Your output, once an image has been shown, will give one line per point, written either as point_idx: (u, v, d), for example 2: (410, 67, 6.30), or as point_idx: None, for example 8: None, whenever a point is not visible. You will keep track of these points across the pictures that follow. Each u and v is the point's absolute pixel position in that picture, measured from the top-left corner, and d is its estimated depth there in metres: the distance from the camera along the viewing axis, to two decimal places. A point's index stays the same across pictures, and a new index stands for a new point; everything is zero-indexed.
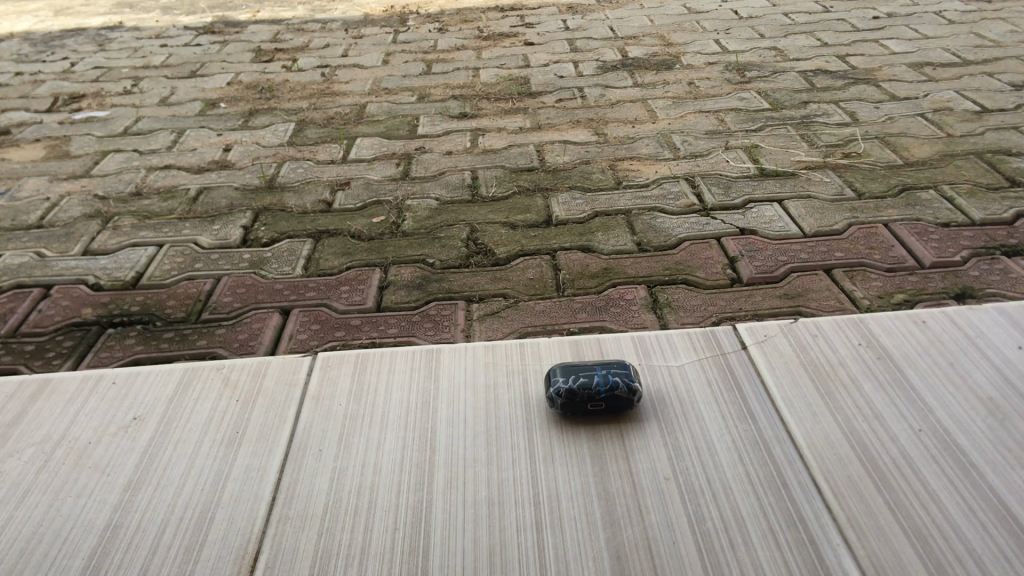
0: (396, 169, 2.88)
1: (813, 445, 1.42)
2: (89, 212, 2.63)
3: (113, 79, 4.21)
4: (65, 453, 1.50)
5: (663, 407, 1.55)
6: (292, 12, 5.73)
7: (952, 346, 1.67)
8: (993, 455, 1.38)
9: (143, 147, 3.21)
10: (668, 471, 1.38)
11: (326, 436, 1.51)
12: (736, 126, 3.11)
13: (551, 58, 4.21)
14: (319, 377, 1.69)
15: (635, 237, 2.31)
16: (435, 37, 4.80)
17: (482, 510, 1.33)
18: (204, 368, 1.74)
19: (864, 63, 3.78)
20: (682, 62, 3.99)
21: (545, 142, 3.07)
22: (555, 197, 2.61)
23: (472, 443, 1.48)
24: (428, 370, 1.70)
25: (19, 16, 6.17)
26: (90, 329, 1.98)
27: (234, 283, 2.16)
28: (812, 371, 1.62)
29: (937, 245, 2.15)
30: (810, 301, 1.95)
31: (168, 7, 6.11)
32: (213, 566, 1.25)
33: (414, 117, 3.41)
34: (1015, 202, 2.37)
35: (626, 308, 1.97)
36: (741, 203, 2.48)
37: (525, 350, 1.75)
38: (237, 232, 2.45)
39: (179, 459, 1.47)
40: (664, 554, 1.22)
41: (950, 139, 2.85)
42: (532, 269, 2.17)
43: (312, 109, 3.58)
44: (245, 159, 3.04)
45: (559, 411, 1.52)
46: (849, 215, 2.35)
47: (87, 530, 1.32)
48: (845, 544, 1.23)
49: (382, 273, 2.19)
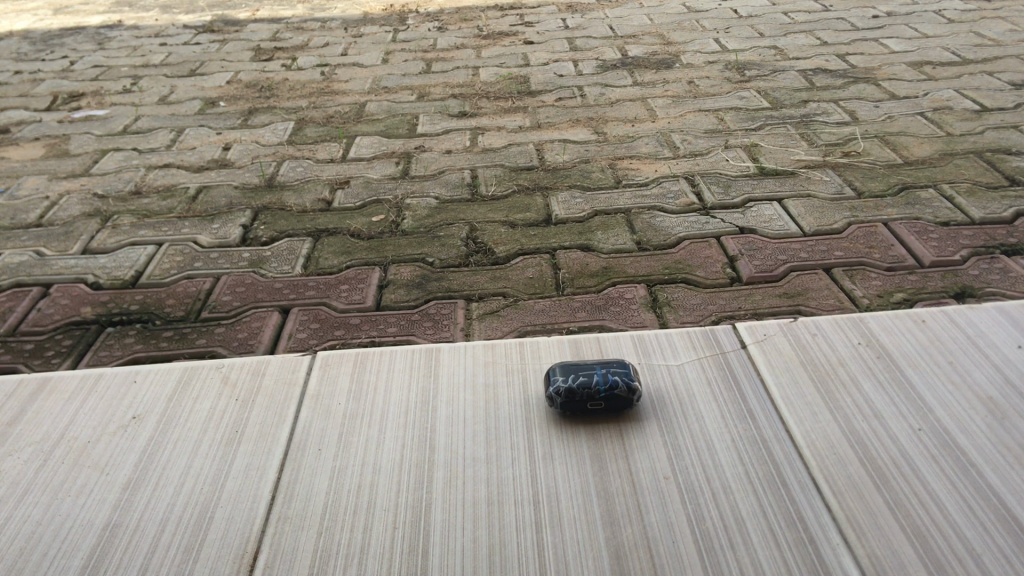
0: (395, 168, 2.88)
1: (813, 446, 1.42)
2: (88, 211, 2.63)
3: (113, 79, 4.20)
4: (65, 453, 1.50)
5: (663, 407, 1.54)
6: (292, 11, 5.72)
7: (953, 346, 1.67)
8: (993, 455, 1.38)
9: (142, 147, 3.20)
10: (668, 470, 1.38)
11: (326, 436, 1.51)
12: (736, 126, 3.10)
13: (551, 58, 4.19)
14: (319, 376, 1.69)
15: (634, 236, 2.30)
16: (434, 36, 4.79)
17: (482, 509, 1.33)
18: (203, 367, 1.74)
19: (865, 62, 3.78)
20: (683, 61, 3.97)
21: (545, 141, 3.06)
22: (555, 196, 2.60)
23: (472, 443, 1.48)
24: (428, 369, 1.69)
25: (19, 16, 6.19)
26: (90, 328, 1.98)
27: (233, 282, 2.16)
28: (812, 370, 1.62)
29: (937, 245, 2.15)
30: (809, 300, 1.95)
31: (167, 7, 6.09)
32: (213, 566, 1.25)
33: (412, 116, 3.40)
34: (1015, 201, 2.36)
35: (626, 307, 1.97)
36: (740, 202, 2.47)
37: (525, 349, 1.75)
38: (236, 231, 2.44)
39: (179, 459, 1.47)
40: (664, 554, 1.22)
41: (948, 138, 2.85)
42: (531, 268, 2.16)
43: (310, 108, 3.57)
44: (245, 159, 3.04)
45: (559, 410, 1.52)
46: (849, 214, 2.35)
47: (86, 529, 1.32)
48: (845, 543, 1.23)
49: (381, 272, 2.19)
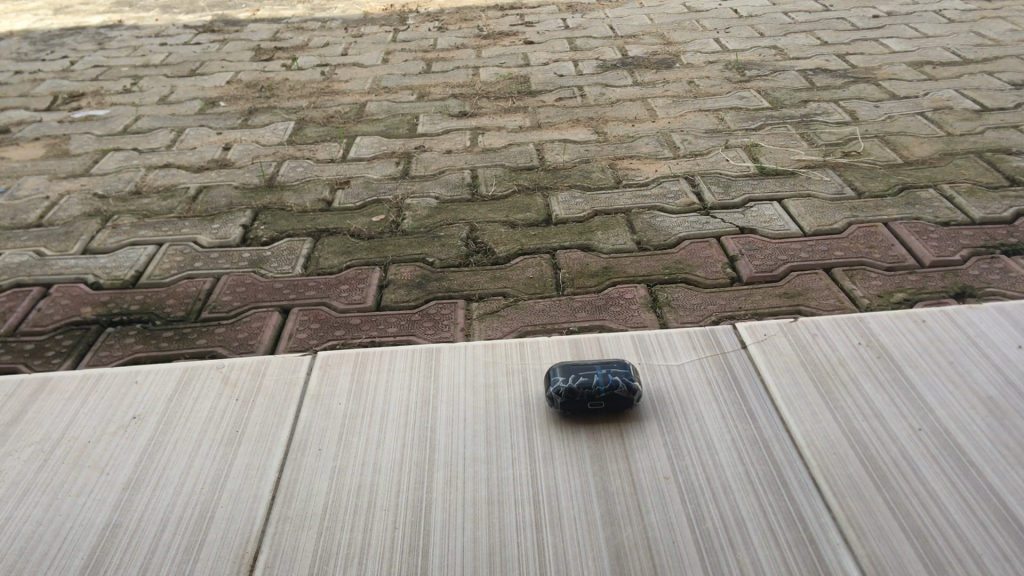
0: (395, 168, 2.88)
1: (813, 445, 1.42)
2: (88, 211, 2.63)
3: (113, 79, 4.20)
4: (65, 453, 1.50)
5: (663, 407, 1.54)
6: (292, 11, 5.72)
7: (953, 346, 1.67)
8: (993, 456, 1.38)
9: (142, 147, 3.20)
10: (668, 470, 1.38)
11: (326, 436, 1.51)
12: (736, 126, 3.10)
13: (551, 58, 4.19)
14: (319, 376, 1.69)
15: (634, 236, 2.30)
16: (434, 36, 4.79)
17: (482, 510, 1.32)
18: (204, 367, 1.74)
19: (865, 62, 3.78)
20: (683, 61, 3.97)
21: (545, 141, 3.06)
22: (555, 196, 2.60)
23: (472, 443, 1.48)
24: (428, 370, 1.69)
25: (19, 16, 6.19)
26: (90, 328, 1.98)
27: (234, 282, 2.16)
28: (812, 370, 1.62)
29: (937, 245, 2.15)
30: (809, 300, 1.95)
31: (167, 7, 6.09)
32: (213, 566, 1.25)
33: (412, 116, 3.40)
34: (1015, 201, 2.36)
35: (626, 307, 1.97)
36: (740, 202, 2.47)
37: (525, 349, 1.75)
38: (237, 231, 2.44)
39: (179, 458, 1.47)
40: (664, 554, 1.22)
41: (948, 138, 2.85)
42: (531, 268, 2.17)
43: (310, 108, 3.57)
44: (245, 159, 3.04)
45: (559, 410, 1.52)
46: (849, 214, 2.35)
47: (87, 529, 1.32)
48: (845, 543, 1.23)
49: (381, 272, 2.19)
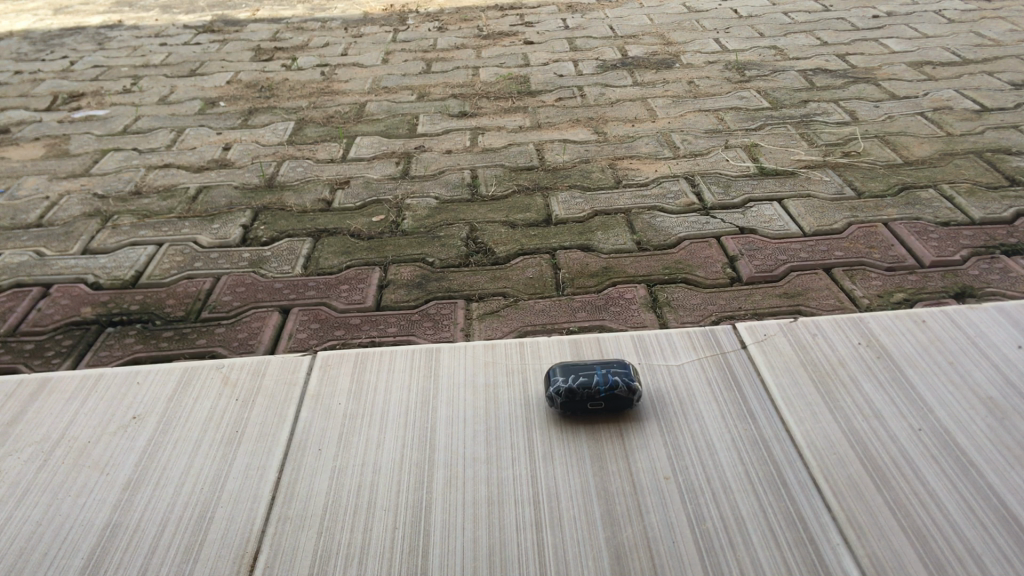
0: (395, 168, 2.88)
1: (813, 446, 1.42)
2: (88, 211, 2.63)
3: (113, 79, 4.20)
4: (64, 453, 1.50)
5: (662, 407, 1.54)
6: (292, 11, 5.73)
7: (953, 346, 1.67)
8: (993, 456, 1.38)
9: (142, 147, 3.20)
10: (669, 470, 1.38)
11: (326, 436, 1.51)
12: (736, 126, 3.10)
13: (551, 58, 4.19)
14: (319, 376, 1.69)
15: (634, 236, 2.30)
16: (434, 36, 4.79)
17: (482, 510, 1.33)
18: (204, 367, 1.74)
19: (865, 62, 3.78)
20: (683, 61, 3.97)
21: (545, 141, 3.06)
22: (555, 196, 2.60)
23: (472, 443, 1.48)
24: (428, 369, 1.69)
25: (19, 16, 6.20)
26: (90, 328, 1.98)
27: (234, 282, 2.16)
28: (812, 370, 1.62)
29: (937, 245, 2.15)
30: (809, 300, 1.95)
31: (167, 7, 6.09)
32: (213, 566, 1.25)
33: (412, 116, 3.40)
34: (1015, 201, 2.36)
35: (626, 307, 1.97)
36: (740, 202, 2.47)
37: (525, 349, 1.75)
38: (237, 231, 2.45)
39: (179, 458, 1.47)
40: (664, 554, 1.22)
41: (947, 138, 2.85)
42: (531, 268, 2.17)
43: (310, 108, 3.57)
44: (245, 159, 3.04)
45: (559, 410, 1.52)
46: (848, 214, 2.35)
47: (87, 529, 1.32)
48: (845, 543, 1.23)
49: (381, 272, 2.19)
